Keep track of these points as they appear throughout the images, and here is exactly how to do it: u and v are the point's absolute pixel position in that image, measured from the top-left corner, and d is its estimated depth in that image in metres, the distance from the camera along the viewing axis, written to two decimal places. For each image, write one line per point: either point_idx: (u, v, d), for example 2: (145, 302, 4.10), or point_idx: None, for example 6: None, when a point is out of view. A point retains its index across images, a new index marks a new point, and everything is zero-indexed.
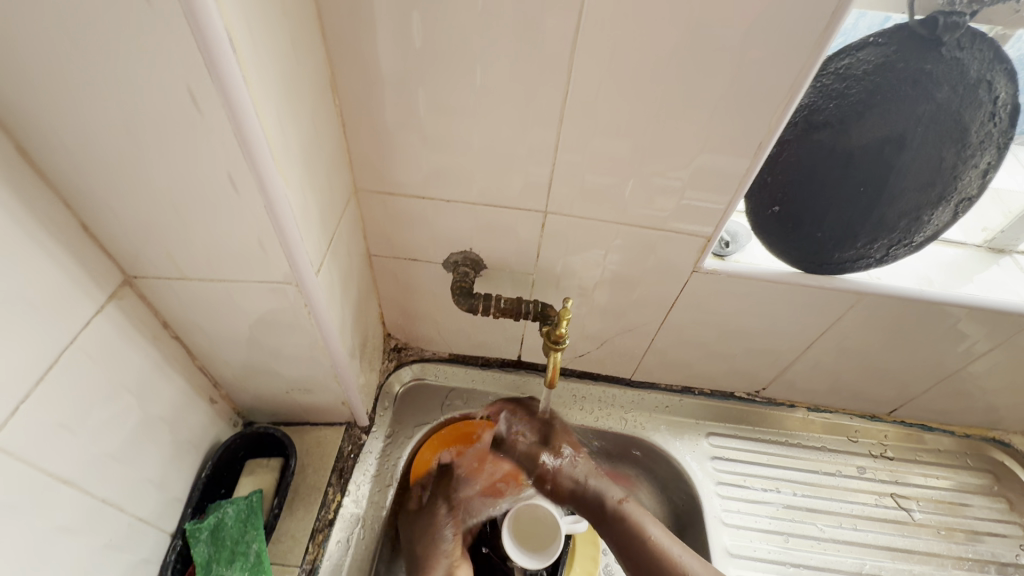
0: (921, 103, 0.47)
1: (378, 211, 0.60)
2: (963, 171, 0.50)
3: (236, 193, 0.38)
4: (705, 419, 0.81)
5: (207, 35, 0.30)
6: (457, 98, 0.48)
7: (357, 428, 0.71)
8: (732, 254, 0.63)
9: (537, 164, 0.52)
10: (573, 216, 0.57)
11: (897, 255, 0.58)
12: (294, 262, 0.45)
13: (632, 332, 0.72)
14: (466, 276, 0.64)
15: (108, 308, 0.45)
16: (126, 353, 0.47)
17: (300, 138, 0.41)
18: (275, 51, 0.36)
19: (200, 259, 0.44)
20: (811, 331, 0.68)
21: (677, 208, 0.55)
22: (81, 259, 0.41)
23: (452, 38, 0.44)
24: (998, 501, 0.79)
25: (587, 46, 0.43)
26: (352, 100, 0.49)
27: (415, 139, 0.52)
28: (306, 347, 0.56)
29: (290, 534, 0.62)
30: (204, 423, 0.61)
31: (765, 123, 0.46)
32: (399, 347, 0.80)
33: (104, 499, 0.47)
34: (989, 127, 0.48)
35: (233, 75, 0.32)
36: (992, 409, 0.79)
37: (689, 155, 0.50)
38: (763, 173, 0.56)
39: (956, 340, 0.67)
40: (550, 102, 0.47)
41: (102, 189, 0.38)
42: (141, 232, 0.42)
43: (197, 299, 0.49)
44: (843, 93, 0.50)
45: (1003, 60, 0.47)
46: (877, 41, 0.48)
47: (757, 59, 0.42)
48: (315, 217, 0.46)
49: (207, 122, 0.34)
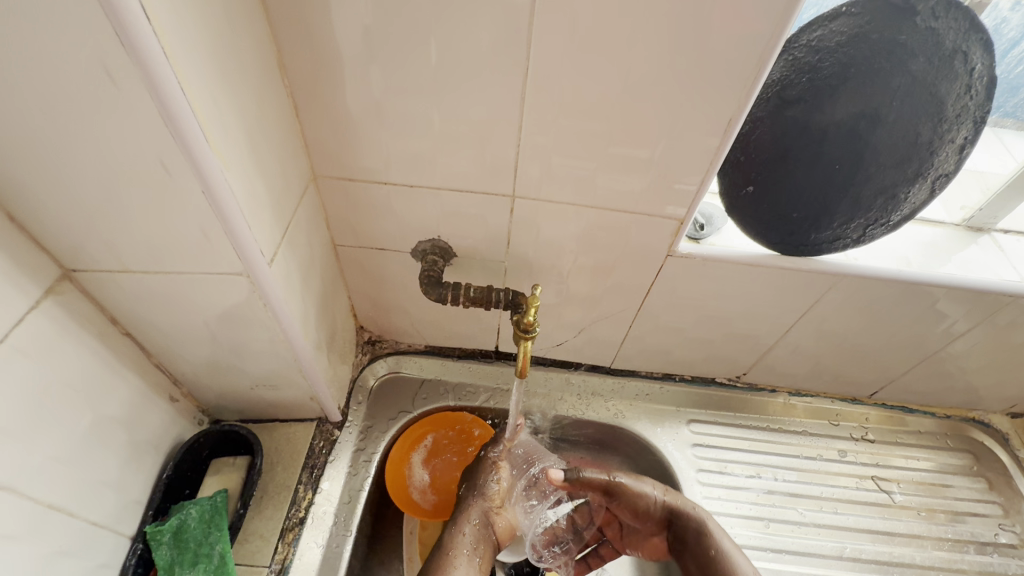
0: (896, 75, 0.45)
1: (340, 198, 0.57)
2: (940, 147, 0.49)
3: (168, 176, 0.36)
4: (686, 406, 0.80)
5: (115, 1, 0.27)
6: (414, 76, 0.45)
7: (328, 423, 0.69)
8: (707, 237, 0.62)
9: (501, 146, 0.50)
10: (542, 201, 0.55)
11: (874, 235, 0.56)
12: (242, 252, 0.42)
13: (609, 319, 0.71)
14: (435, 265, 0.62)
15: (45, 304, 0.42)
16: (69, 352, 0.45)
17: (241, 119, 0.39)
18: (204, 23, 0.33)
19: (142, 250, 0.42)
20: (790, 315, 0.67)
21: (648, 190, 0.53)
22: (8, 253, 0.39)
23: (403, 12, 0.41)
24: (978, 481, 0.79)
25: (545, 17, 0.41)
26: (303, 80, 0.47)
27: (372, 122, 0.49)
28: (267, 341, 0.54)
29: (259, 534, 0.60)
30: (165, 422, 0.59)
31: (734, 98, 0.45)
32: (373, 340, 0.78)
33: (52, 504, 0.45)
34: (965, 100, 0.47)
35: (151, 46, 0.29)
36: (972, 389, 0.78)
37: (658, 132, 0.48)
38: (736, 151, 0.54)
39: (936, 321, 0.66)
40: (511, 78, 0.45)
41: (23, 176, 0.35)
42: (73, 223, 0.39)
43: (144, 293, 0.47)
44: (815, 67, 0.48)
45: (979, 29, 0.45)
46: (850, 11, 0.47)
47: (723, 30, 0.41)
48: (265, 205, 0.44)
49: (128, 99, 0.31)
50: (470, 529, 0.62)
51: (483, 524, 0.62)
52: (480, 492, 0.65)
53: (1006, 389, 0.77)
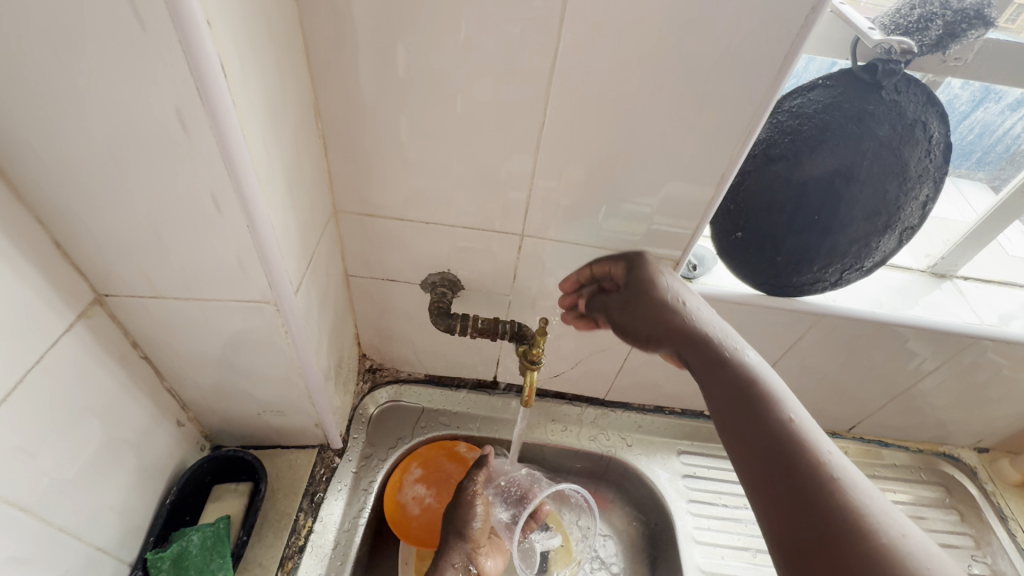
0: (865, 139, 0.51)
1: (357, 232, 0.61)
2: (906, 203, 0.54)
3: (216, 212, 0.39)
4: (677, 438, 0.83)
5: (198, 63, 0.31)
6: (437, 122, 0.49)
7: (329, 450, 0.70)
8: (699, 277, 0.67)
9: (515, 189, 0.54)
10: (549, 240, 0.59)
11: (850, 279, 0.62)
12: (273, 282, 0.45)
13: (605, 352, 0.74)
14: (444, 296, 0.64)
15: (76, 327, 0.44)
16: (92, 374, 0.46)
17: (282, 159, 0.42)
18: (262, 78, 0.37)
19: (177, 278, 0.44)
20: (774, 351, 0.72)
21: (647, 233, 0.58)
22: (52, 277, 0.41)
23: (434, 70, 0.46)
24: (950, 513, 0.83)
25: (562, 78, 0.46)
26: (335, 124, 0.50)
27: (396, 163, 0.53)
28: (281, 366, 0.55)
29: (258, 563, 0.60)
30: (170, 447, 0.59)
31: (726, 155, 0.50)
32: (374, 369, 0.80)
33: (62, 527, 0.45)
34: (926, 162, 0.53)
35: (224, 101, 0.33)
36: (942, 425, 0.83)
37: (658, 183, 0.53)
38: (727, 201, 0.59)
39: (907, 359, 0.72)
40: (527, 129, 0.49)
41: (79, 207, 0.38)
42: (117, 252, 0.42)
43: (169, 318, 0.48)
44: (796, 129, 0.54)
45: (935, 103, 0.51)
46: (825, 84, 0.53)
47: (717, 96, 0.46)
48: (295, 237, 0.47)
49: (193, 144, 0.34)
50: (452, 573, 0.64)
51: (464, 567, 0.65)
52: (458, 533, 0.66)
53: (972, 424, 0.83)
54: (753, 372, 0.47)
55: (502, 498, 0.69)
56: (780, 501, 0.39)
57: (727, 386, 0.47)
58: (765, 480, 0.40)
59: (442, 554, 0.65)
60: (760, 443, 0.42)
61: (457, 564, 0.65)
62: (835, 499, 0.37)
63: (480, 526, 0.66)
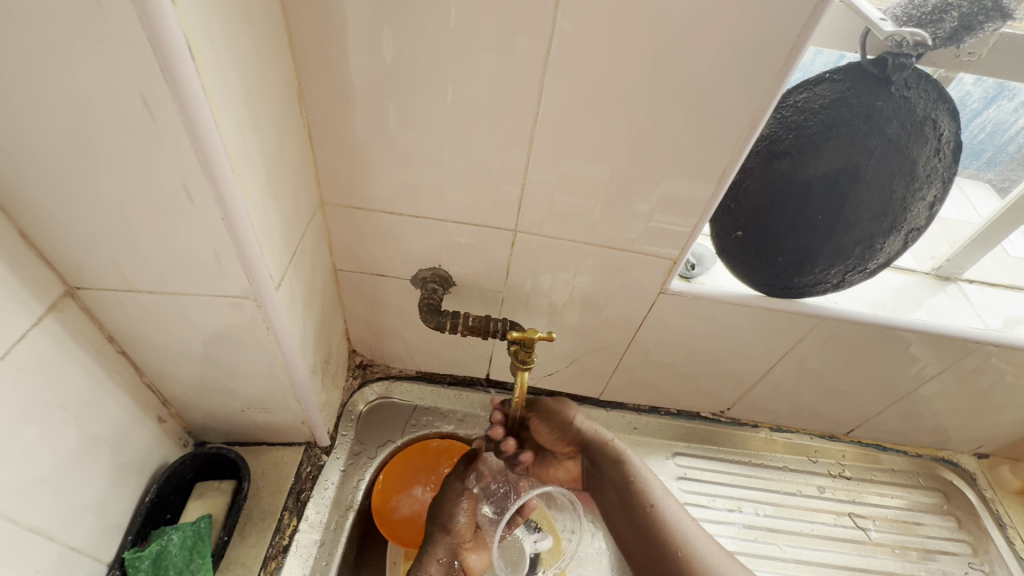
0: (873, 137, 0.49)
1: (345, 225, 0.59)
2: (913, 203, 0.52)
3: (190, 203, 0.37)
4: (671, 440, 0.81)
5: (164, 44, 0.29)
6: (428, 112, 0.47)
7: (316, 448, 0.69)
8: (698, 276, 0.65)
9: (507, 183, 0.52)
10: (543, 236, 0.57)
11: (852, 281, 0.60)
12: (253, 276, 0.43)
13: (600, 351, 0.72)
14: (434, 293, 0.62)
15: (47, 321, 0.42)
16: (64, 370, 0.44)
17: (261, 148, 0.40)
18: (238, 60, 0.35)
19: (152, 271, 0.42)
20: (774, 352, 0.70)
21: (645, 230, 0.56)
22: (18, 269, 0.39)
23: (423, 57, 0.44)
24: (948, 519, 0.82)
25: (558, 67, 0.44)
26: (321, 112, 0.48)
27: (385, 154, 0.51)
28: (265, 363, 0.53)
29: (240, 563, 0.59)
30: (150, 443, 0.57)
31: (728, 151, 0.48)
32: (364, 364, 0.78)
33: (32, 528, 0.44)
34: (935, 162, 0.51)
35: (193, 84, 0.31)
36: (942, 430, 0.82)
37: (656, 178, 0.51)
38: (727, 198, 0.57)
39: (908, 363, 0.70)
40: (522, 120, 0.47)
41: (44, 196, 0.36)
42: (87, 243, 0.40)
43: (146, 313, 0.47)
44: (801, 125, 0.52)
45: (946, 100, 0.49)
46: (833, 78, 0.51)
47: (718, 89, 0.44)
48: (277, 230, 0.45)
49: (162, 131, 0.32)
50: (435, 567, 0.62)
51: (448, 561, 0.63)
52: (443, 527, 0.64)
53: (973, 430, 0.81)
54: (633, 469, 0.65)
55: (490, 493, 0.68)
56: (642, 554, 0.62)
57: (610, 481, 0.66)
58: (640, 550, 0.62)
59: (426, 549, 0.63)
60: (635, 525, 0.63)
61: (441, 559, 0.63)
62: (681, 554, 0.60)
63: (465, 521, 0.65)
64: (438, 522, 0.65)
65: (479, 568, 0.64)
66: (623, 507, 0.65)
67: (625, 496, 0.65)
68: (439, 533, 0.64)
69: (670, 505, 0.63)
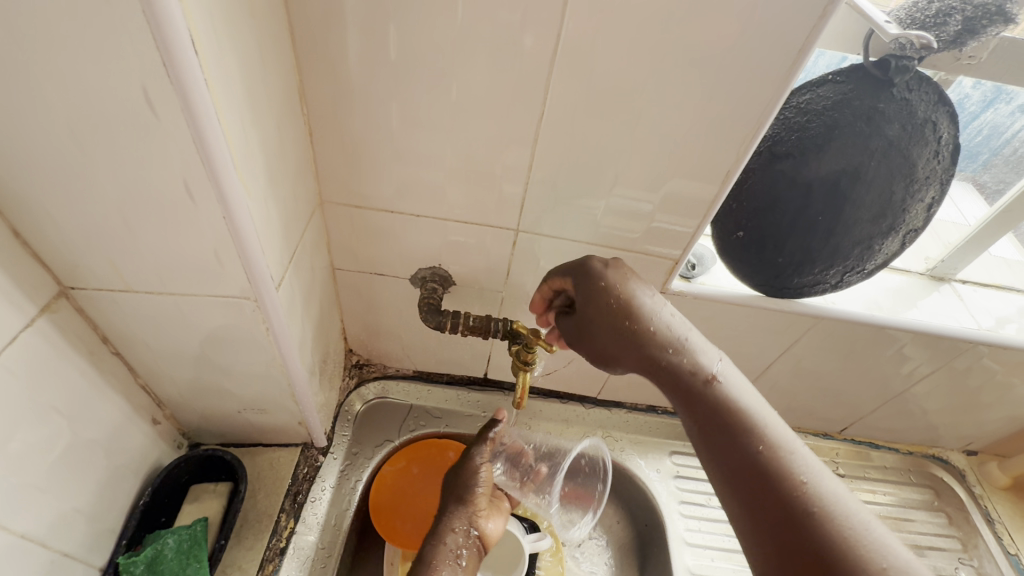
0: (874, 138, 0.49)
1: (345, 223, 0.58)
2: (911, 205, 0.52)
3: (190, 202, 0.36)
4: (669, 439, 0.82)
5: (166, 35, 0.28)
6: (433, 111, 0.47)
7: (313, 449, 0.68)
8: (698, 276, 0.65)
9: (510, 183, 0.52)
10: (545, 236, 0.57)
11: (850, 281, 0.60)
12: (253, 276, 0.42)
13: None
14: (434, 292, 0.62)
15: (39, 322, 0.41)
16: (57, 373, 0.43)
17: (262, 145, 0.39)
18: (240, 56, 0.34)
19: (149, 271, 0.41)
20: (771, 352, 0.70)
21: (648, 230, 0.56)
22: (10, 269, 0.38)
23: (429, 55, 0.43)
24: (938, 515, 0.83)
25: (565, 67, 0.43)
26: (322, 110, 0.48)
27: (387, 153, 0.50)
28: (263, 364, 0.53)
29: (237, 565, 0.58)
30: (144, 445, 0.56)
31: (733, 152, 0.48)
32: (361, 364, 0.77)
33: (24, 534, 0.43)
34: (934, 163, 0.51)
35: (195, 79, 0.30)
36: (933, 428, 0.83)
37: (659, 179, 0.51)
38: (729, 199, 0.57)
39: (901, 364, 0.71)
40: (527, 120, 0.47)
41: (37, 194, 0.35)
42: (82, 242, 0.39)
43: (142, 313, 0.46)
44: (804, 126, 0.52)
45: (946, 103, 0.50)
46: (835, 79, 0.51)
47: (723, 90, 0.44)
48: (277, 229, 0.44)
49: (162, 126, 0.31)
50: (453, 538, 0.61)
51: (467, 532, 0.61)
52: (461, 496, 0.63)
53: (963, 427, 0.83)
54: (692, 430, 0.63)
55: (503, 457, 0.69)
56: (733, 467, 0.43)
57: (711, 416, 0.46)
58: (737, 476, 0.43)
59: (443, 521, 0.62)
60: (743, 467, 0.43)
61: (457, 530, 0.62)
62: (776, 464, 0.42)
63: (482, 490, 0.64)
64: (452, 493, 0.64)
65: (496, 535, 0.64)
66: (723, 472, 0.44)
67: (728, 435, 0.45)
68: (455, 505, 0.63)
69: (796, 448, 0.43)
